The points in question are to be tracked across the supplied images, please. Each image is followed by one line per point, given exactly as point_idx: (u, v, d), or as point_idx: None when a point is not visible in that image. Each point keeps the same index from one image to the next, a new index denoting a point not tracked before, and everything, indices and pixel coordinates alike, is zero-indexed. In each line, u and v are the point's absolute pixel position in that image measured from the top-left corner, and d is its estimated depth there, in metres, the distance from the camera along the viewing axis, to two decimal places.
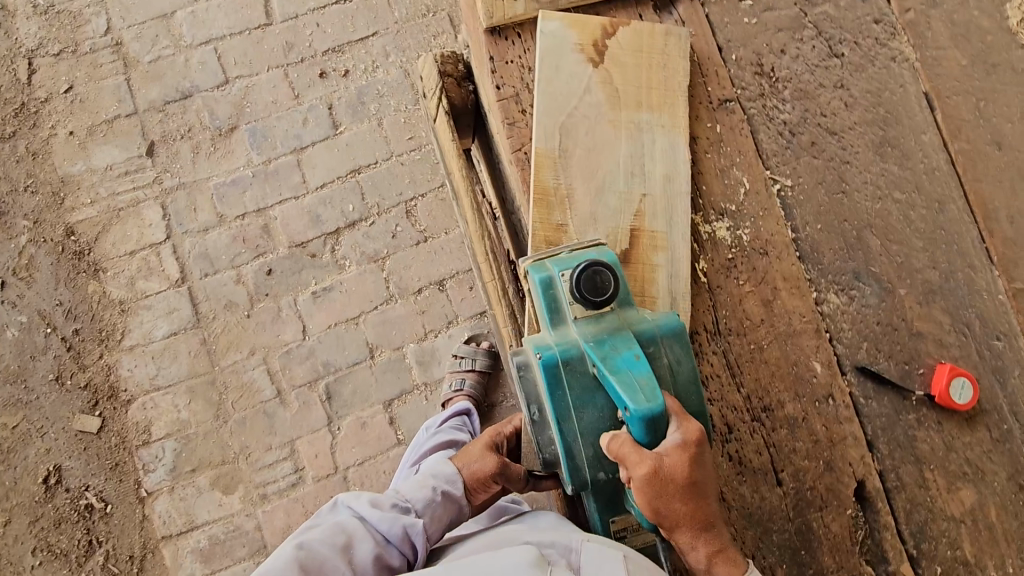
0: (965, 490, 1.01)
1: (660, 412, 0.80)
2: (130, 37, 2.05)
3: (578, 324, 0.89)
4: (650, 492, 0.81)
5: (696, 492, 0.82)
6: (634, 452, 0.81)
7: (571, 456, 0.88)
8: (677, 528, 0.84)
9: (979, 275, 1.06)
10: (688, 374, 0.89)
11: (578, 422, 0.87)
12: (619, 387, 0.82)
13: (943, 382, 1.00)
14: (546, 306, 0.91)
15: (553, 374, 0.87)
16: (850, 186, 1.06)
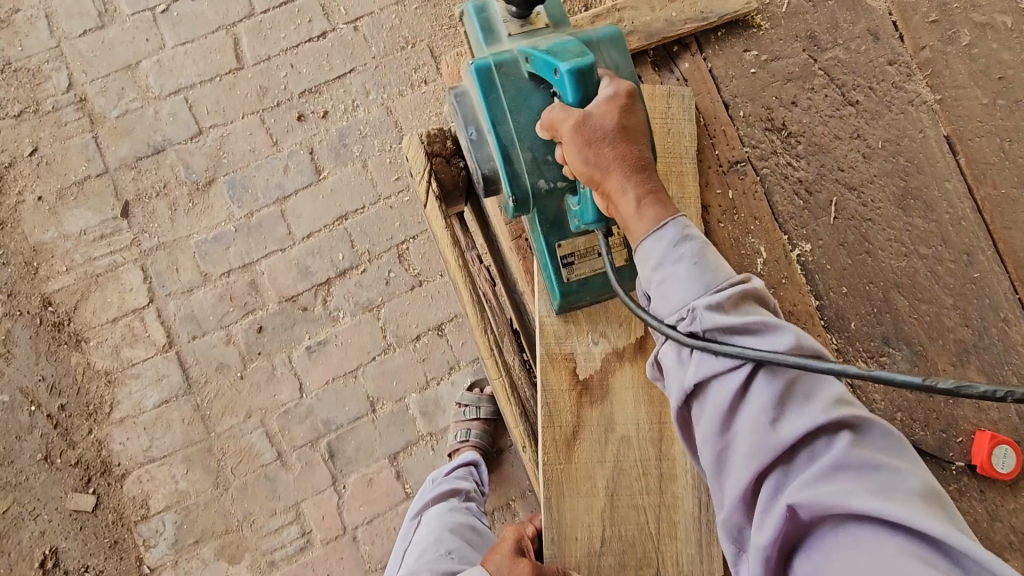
0: (1015, 561, 0.95)
1: (589, 60, 0.78)
2: (94, 92, 1.94)
3: (514, 40, 0.94)
4: (578, 141, 0.74)
5: (630, 134, 0.73)
6: (562, 108, 0.76)
7: (508, 157, 0.84)
8: (609, 179, 0.74)
9: (1015, 328, 1.00)
10: (626, 73, 0.89)
11: (514, 122, 0.85)
12: (549, 54, 0.80)
13: (984, 452, 0.95)
14: (482, 30, 0.96)
15: (486, 76, 0.85)
16: (872, 244, 1.00)
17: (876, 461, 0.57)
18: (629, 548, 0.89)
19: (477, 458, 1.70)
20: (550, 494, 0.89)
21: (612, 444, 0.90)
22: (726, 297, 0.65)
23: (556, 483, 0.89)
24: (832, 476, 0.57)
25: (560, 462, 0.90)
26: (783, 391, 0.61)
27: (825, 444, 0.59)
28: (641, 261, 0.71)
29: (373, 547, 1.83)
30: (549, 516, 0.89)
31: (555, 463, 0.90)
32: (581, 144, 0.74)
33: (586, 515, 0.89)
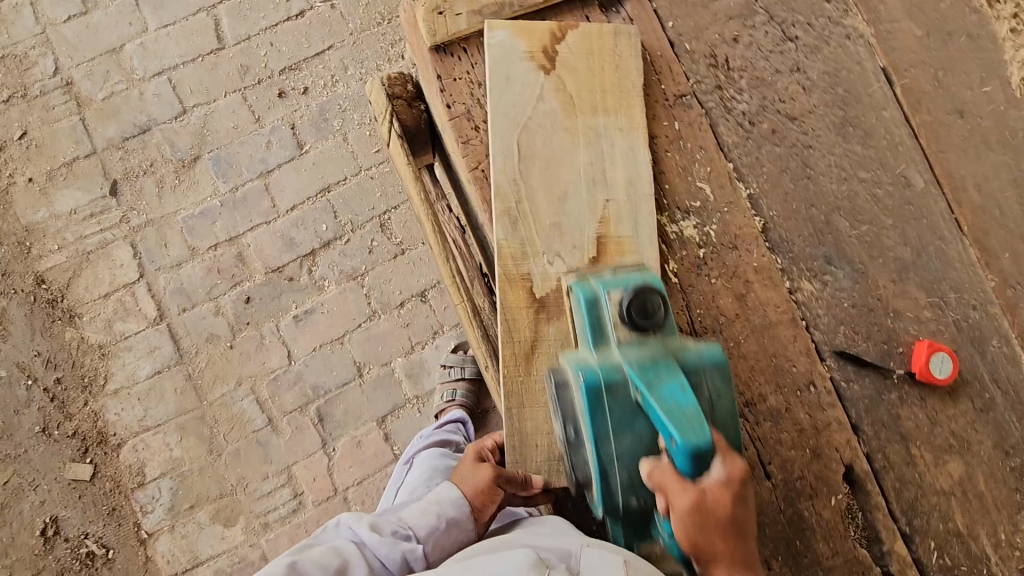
0: (953, 462, 1.02)
1: (707, 447, 0.75)
2: (80, 76, 2.00)
3: (622, 347, 0.83)
4: (691, 523, 0.78)
5: (737, 528, 0.80)
6: (675, 482, 0.79)
7: (605, 482, 0.84)
8: (713, 563, 0.80)
9: (950, 246, 1.06)
10: (727, 407, 0.84)
11: (616, 446, 0.83)
12: (662, 416, 0.77)
13: (923, 358, 1.00)
14: (588, 323, 0.86)
15: (594, 396, 0.82)
16: (814, 170, 1.05)
17: None
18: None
19: (463, 416, 1.75)
20: (512, 406, 0.93)
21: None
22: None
23: (517, 394, 0.94)
24: None
25: (520, 374, 0.94)
26: None
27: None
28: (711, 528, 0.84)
29: (363, 507, 1.89)
30: (511, 425, 0.93)
31: (514, 376, 0.94)
32: (691, 520, 0.78)
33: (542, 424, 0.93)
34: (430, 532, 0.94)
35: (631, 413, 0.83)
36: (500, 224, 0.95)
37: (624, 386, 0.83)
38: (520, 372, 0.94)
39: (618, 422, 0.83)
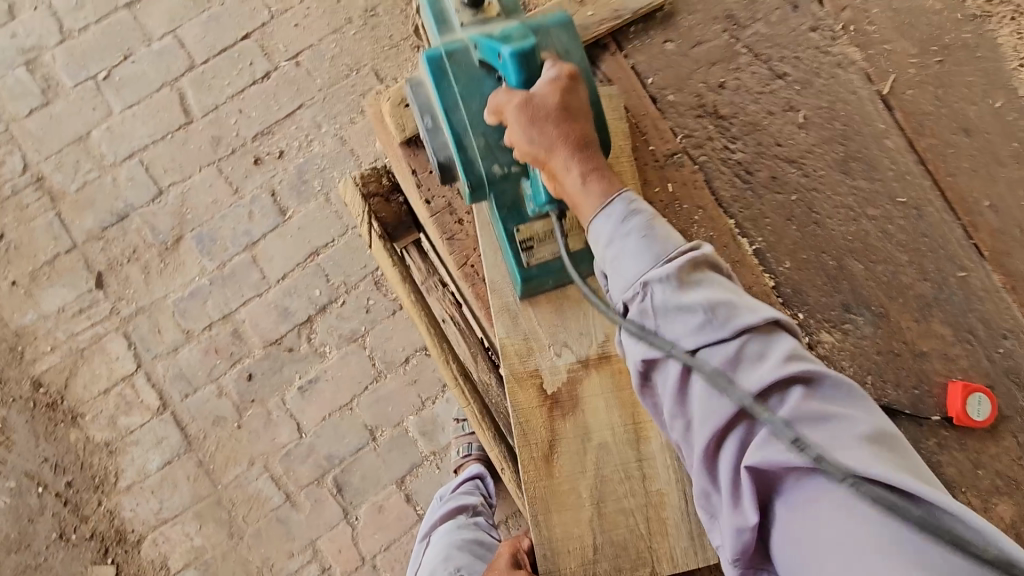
0: (1004, 504, 0.96)
1: (530, 46, 0.76)
2: (50, 169, 1.95)
3: (466, 28, 0.88)
4: (521, 121, 0.74)
5: (568, 115, 0.75)
6: (507, 95, 0.76)
7: (461, 145, 0.82)
8: (551, 156, 0.74)
9: (973, 275, 1.00)
10: (576, 58, 0.87)
11: (466, 110, 0.82)
12: (491, 39, 0.78)
13: (959, 404, 0.95)
14: (434, 21, 0.90)
15: (438, 67, 0.83)
16: (820, 214, 1.00)
17: (826, 412, 0.62)
18: (623, 552, 0.87)
19: (482, 470, 1.68)
20: (537, 514, 0.88)
21: (591, 454, 0.89)
22: (675, 268, 0.69)
23: (541, 500, 0.88)
24: (784, 426, 0.62)
25: (542, 478, 0.88)
26: (736, 362, 0.66)
27: (779, 400, 0.64)
28: (594, 239, 0.75)
29: (394, 573, 1.85)
30: (539, 533, 0.87)
31: (533, 479, 0.88)
32: (524, 119, 0.74)
33: (570, 526, 0.87)
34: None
35: (477, 77, 0.83)
36: (500, 321, 0.91)
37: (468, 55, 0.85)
38: (539, 474, 0.89)
39: (465, 90, 0.83)
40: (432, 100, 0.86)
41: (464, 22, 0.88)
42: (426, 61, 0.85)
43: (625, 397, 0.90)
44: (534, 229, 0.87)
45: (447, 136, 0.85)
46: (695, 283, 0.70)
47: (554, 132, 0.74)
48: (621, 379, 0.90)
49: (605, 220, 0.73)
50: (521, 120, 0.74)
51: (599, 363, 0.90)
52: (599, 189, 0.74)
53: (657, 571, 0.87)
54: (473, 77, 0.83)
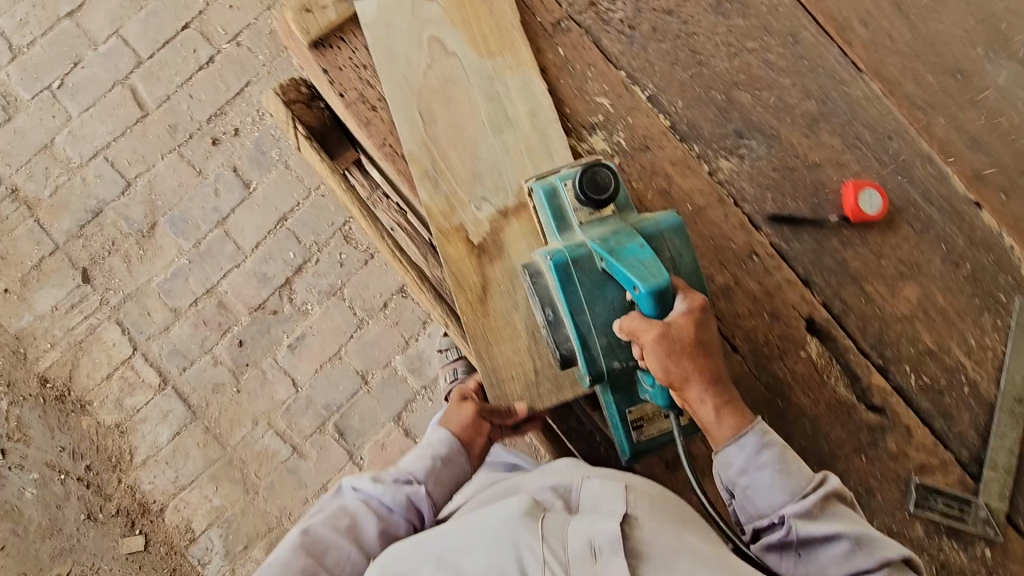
0: (908, 287, 1.06)
1: (667, 284, 0.81)
2: (22, 180, 2.05)
3: (584, 228, 0.91)
4: (660, 352, 0.82)
5: (702, 348, 0.84)
6: (643, 322, 0.84)
7: (585, 344, 0.88)
8: (687, 387, 0.85)
9: (853, 88, 1.09)
10: (690, 264, 0.90)
11: (591, 315, 0.87)
12: (626, 270, 0.83)
13: (852, 199, 1.04)
14: (552, 215, 0.93)
15: (564, 273, 0.88)
16: (703, 54, 1.08)
17: None
18: (562, 371, 0.96)
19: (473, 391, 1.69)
20: (479, 349, 0.96)
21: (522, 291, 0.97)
22: (813, 505, 0.84)
23: (481, 337, 0.96)
24: None
25: (479, 317, 0.96)
26: None
27: None
28: (725, 465, 0.88)
29: None
30: (482, 366, 0.96)
31: (470, 318, 0.96)
32: (661, 350, 0.83)
33: (511, 355, 0.96)
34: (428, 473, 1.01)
35: (600, 283, 0.88)
36: (422, 186, 0.98)
37: (590, 260, 0.88)
38: (477, 314, 0.97)
39: (590, 295, 0.88)
40: (554, 295, 0.90)
41: (582, 221, 0.91)
42: (552, 267, 0.88)
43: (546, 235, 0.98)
44: (645, 409, 0.98)
45: (568, 329, 0.90)
46: (827, 516, 0.85)
47: (696, 390, 0.85)
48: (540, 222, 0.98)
49: (742, 459, 0.87)
50: (659, 351, 0.83)
51: (518, 211, 0.98)
52: (733, 428, 0.87)
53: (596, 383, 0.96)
54: (596, 282, 0.88)
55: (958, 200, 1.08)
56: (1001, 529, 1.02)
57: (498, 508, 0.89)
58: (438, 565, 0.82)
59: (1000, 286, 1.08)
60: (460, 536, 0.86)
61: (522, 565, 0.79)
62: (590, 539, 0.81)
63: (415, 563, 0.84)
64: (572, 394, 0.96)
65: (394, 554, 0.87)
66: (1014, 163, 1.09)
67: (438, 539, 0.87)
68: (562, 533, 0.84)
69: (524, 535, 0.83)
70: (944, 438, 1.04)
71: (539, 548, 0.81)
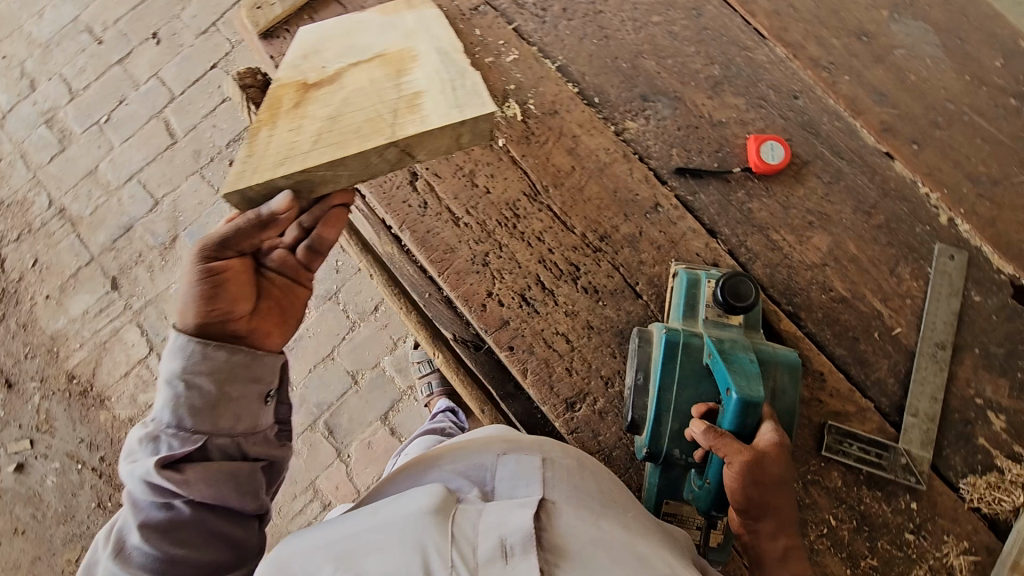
0: (818, 236, 1.07)
1: (761, 401, 0.83)
2: (69, 201, 2.34)
3: (707, 323, 0.97)
4: (748, 479, 0.80)
5: (784, 487, 0.83)
6: (732, 444, 0.82)
7: (658, 420, 0.92)
8: (760, 516, 0.83)
9: (756, 52, 1.15)
10: (788, 405, 0.93)
11: (678, 395, 0.93)
12: (729, 371, 0.86)
13: (755, 151, 1.08)
14: (684, 298, 0.99)
15: (671, 347, 0.94)
16: (610, 30, 1.18)
17: None
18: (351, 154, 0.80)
19: (450, 404, 1.71)
20: (260, 151, 0.83)
21: (335, 102, 0.85)
22: None
23: (270, 148, 0.83)
24: None
25: (279, 124, 0.85)
26: None
27: None
28: None
29: None
30: (255, 166, 0.81)
31: (262, 128, 0.85)
32: (747, 478, 0.80)
33: (291, 140, 0.83)
34: (176, 415, 0.81)
35: (700, 374, 0.93)
36: (284, 70, 0.92)
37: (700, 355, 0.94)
38: (275, 120, 0.85)
39: (684, 379, 0.93)
40: (652, 366, 0.96)
41: (709, 316, 0.97)
42: (663, 340, 0.95)
43: (387, 59, 0.88)
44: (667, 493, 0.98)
45: (649, 401, 0.95)
46: None
47: (771, 526, 0.83)
48: (385, 54, 0.88)
49: None
50: (744, 479, 0.81)
51: (374, 60, 0.89)
52: (798, 570, 0.82)
53: (395, 136, 0.79)
54: (694, 373, 0.93)
55: (868, 151, 1.10)
56: (925, 478, 0.96)
57: (408, 498, 0.68)
58: (336, 567, 0.62)
59: (918, 235, 1.06)
60: (366, 534, 0.66)
61: (427, 566, 0.59)
62: (502, 535, 0.63)
63: (312, 565, 0.64)
64: (356, 152, 0.80)
65: (291, 553, 0.68)
66: (923, 116, 1.11)
67: (339, 535, 0.67)
68: (478, 528, 0.64)
69: (434, 531, 0.63)
70: (861, 386, 1.01)
71: (449, 544, 0.62)
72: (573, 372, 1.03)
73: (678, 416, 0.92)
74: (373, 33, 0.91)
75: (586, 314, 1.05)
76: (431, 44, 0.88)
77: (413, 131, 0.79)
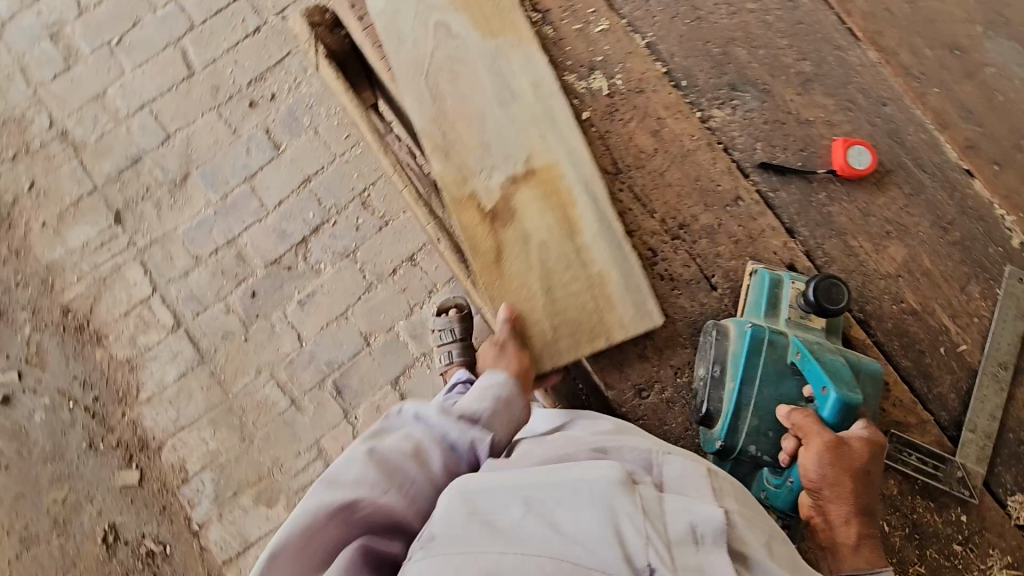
0: (894, 247, 1.06)
1: (859, 399, 0.89)
2: (72, 124, 2.20)
3: (790, 322, 0.99)
4: (828, 458, 0.87)
5: (866, 478, 0.88)
6: (818, 425, 0.89)
7: (736, 416, 0.95)
8: (834, 501, 0.88)
9: (849, 53, 1.12)
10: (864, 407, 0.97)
11: (758, 392, 0.95)
12: (825, 369, 0.90)
13: (841, 155, 1.06)
14: (767, 295, 1.00)
15: (759, 344, 0.95)
16: (703, 11, 1.13)
17: None
18: (577, 326, 1.00)
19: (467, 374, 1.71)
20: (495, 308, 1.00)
21: (535, 250, 1.02)
22: None
23: (500, 298, 1.00)
24: None
25: (495, 278, 1.01)
26: None
27: None
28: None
29: None
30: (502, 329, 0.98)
31: (488, 286, 1.01)
32: (828, 458, 0.87)
33: (520, 294, 1.00)
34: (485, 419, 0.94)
35: (783, 373, 0.96)
36: (435, 160, 1.05)
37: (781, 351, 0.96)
38: (491, 278, 1.01)
39: (767, 376, 0.96)
40: (732, 361, 0.97)
41: (792, 316, 0.99)
42: (749, 333, 0.96)
43: (554, 201, 1.03)
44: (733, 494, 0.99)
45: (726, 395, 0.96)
46: None
47: (843, 510, 0.87)
48: (547, 188, 1.04)
49: None
50: (824, 458, 0.87)
51: (526, 175, 1.04)
52: (867, 561, 0.86)
53: (605, 298, 1.00)
54: (776, 372, 0.96)
55: (950, 167, 1.09)
56: (977, 492, 0.99)
57: (593, 465, 0.74)
58: (528, 510, 0.69)
59: (990, 256, 1.07)
60: (552, 484, 0.72)
61: (622, 535, 0.67)
62: (693, 521, 0.71)
63: (503, 504, 0.70)
64: (585, 315, 1.00)
65: (466, 480, 0.74)
66: (1007, 137, 1.10)
67: (519, 476, 0.73)
68: (664, 508, 0.72)
69: (626, 504, 0.70)
70: (923, 398, 1.03)
71: (641, 516, 0.69)
72: (643, 359, 1.01)
73: (759, 413, 0.95)
74: (509, 146, 1.05)
75: (660, 302, 1.03)
76: (591, 185, 1.04)
77: (619, 296, 1.00)
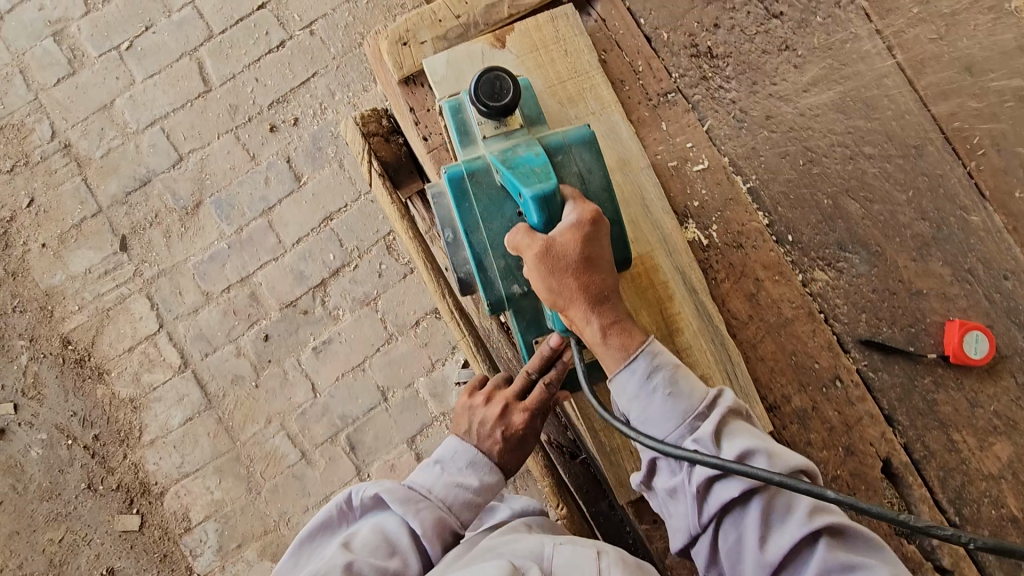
0: (999, 444, 0.94)
1: (551, 187, 0.79)
2: (76, 137, 2.02)
3: (488, 140, 0.89)
4: (542, 268, 0.77)
5: (590, 265, 0.77)
6: (527, 236, 0.79)
7: (482, 270, 0.86)
8: (570, 306, 0.78)
9: (973, 214, 0.98)
10: (599, 182, 0.86)
11: (487, 233, 0.85)
12: (514, 175, 0.81)
13: (955, 340, 0.93)
14: (455, 127, 0.91)
15: (458, 185, 0.86)
16: (815, 153, 1.00)
17: None
18: None
19: None
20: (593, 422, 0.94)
21: None
22: None
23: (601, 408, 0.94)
24: None
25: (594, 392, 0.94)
26: None
27: None
28: (619, 392, 0.80)
29: None
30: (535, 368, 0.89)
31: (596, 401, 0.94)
32: (543, 268, 0.77)
33: None
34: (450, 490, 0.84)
35: (499, 197, 0.86)
36: None
37: (489, 175, 0.87)
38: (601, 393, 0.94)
39: (485, 208, 0.86)
40: (451, 211, 0.88)
41: (486, 134, 0.89)
42: (446, 180, 0.87)
43: (651, 298, 0.95)
44: None
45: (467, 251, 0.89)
46: None
47: (581, 310, 0.77)
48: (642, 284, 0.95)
49: (632, 384, 0.78)
50: (538, 266, 0.77)
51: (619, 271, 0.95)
52: (622, 350, 0.78)
53: None
54: (494, 200, 0.86)
55: None
56: None
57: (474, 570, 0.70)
58: None
59: None
60: None
61: None
62: None
63: None
64: None
65: None
66: None
67: None
68: None
69: None
70: None
71: None
72: None
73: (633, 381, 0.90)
74: None
75: None
76: (688, 271, 0.96)
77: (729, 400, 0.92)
